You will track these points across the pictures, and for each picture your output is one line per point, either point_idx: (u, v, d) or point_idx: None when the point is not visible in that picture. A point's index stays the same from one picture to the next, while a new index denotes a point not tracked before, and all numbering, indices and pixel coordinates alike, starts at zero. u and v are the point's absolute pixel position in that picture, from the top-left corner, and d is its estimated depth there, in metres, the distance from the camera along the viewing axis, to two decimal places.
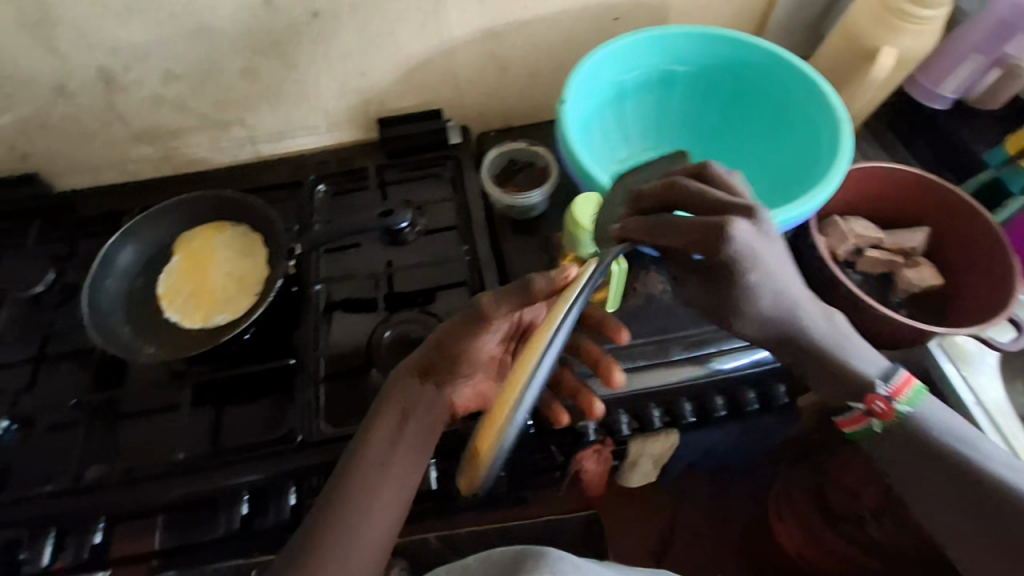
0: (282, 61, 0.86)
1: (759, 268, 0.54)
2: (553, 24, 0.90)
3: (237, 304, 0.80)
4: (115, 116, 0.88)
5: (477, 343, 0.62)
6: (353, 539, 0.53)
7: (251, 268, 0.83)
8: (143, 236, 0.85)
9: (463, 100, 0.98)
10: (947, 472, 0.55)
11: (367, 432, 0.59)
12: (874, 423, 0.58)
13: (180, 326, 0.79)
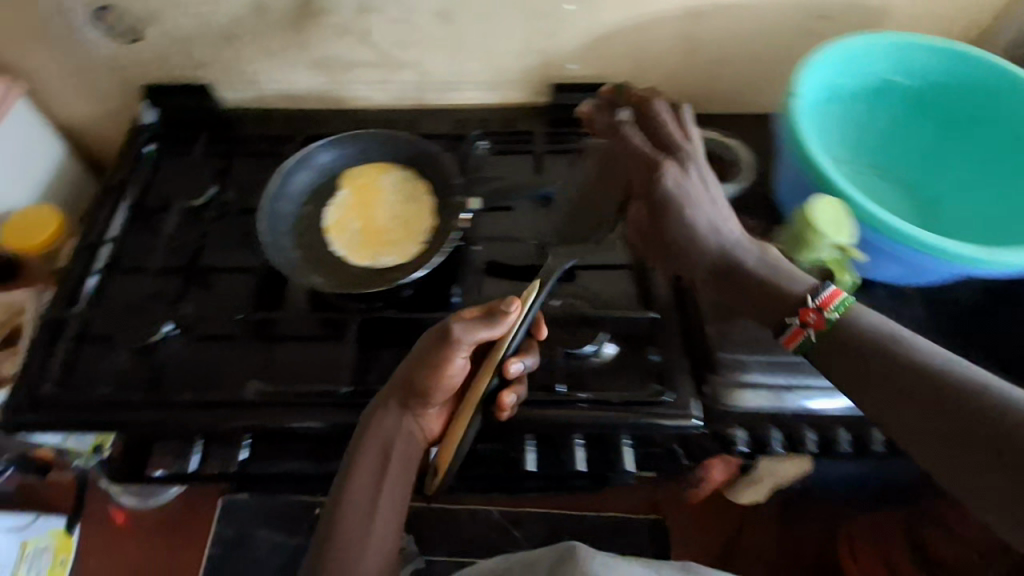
0: (478, 9, 0.82)
1: (692, 201, 0.62)
2: (765, 12, 0.83)
3: (405, 248, 0.79)
4: (299, 40, 0.86)
5: (436, 371, 0.60)
6: (351, 568, 0.52)
7: (419, 212, 0.82)
8: (315, 164, 0.84)
9: (641, 79, 0.92)
10: (869, 371, 0.49)
11: (349, 467, 0.58)
12: (809, 336, 0.53)
13: (347, 261, 0.78)
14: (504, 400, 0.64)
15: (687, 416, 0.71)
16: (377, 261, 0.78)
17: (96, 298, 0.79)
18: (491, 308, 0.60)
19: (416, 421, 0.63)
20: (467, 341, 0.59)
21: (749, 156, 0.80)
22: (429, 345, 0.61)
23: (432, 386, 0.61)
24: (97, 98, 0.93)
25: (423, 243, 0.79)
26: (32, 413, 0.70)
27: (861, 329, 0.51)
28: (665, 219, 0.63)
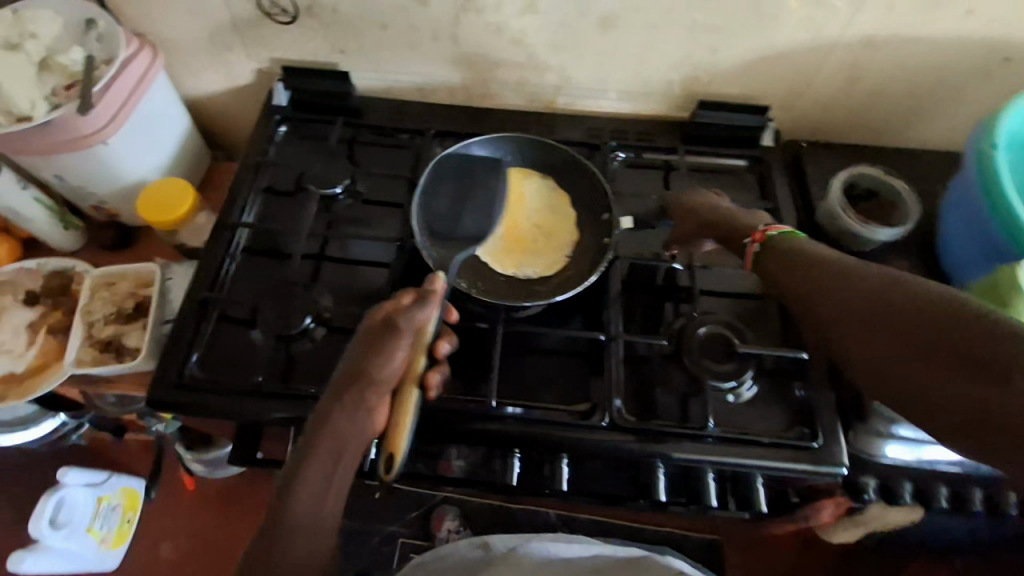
0: (643, 19, 0.79)
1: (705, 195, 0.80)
2: (941, 48, 0.79)
3: (549, 259, 0.80)
4: (450, 34, 0.83)
5: (386, 362, 0.59)
6: (301, 539, 0.56)
7: (562, 224, 0.83)
8: (457, 165, 0.85)
9: (787, 102, 0.89)
10: (819, 281, 0.59)
11: (301, 459, 0.58)
12: (758, 248, 0.68)
13: (490, 268, 0.79)
14: (427, 380, 0.65)
15: (832, 465, 0.70)
16: (521, 269, 0.79)
17: (234, 281, 0.80)
18: (424, 292, 0.62)
19: (367, 418, 0.60)
20: (411, 327, 0.60)
21: (915, 201, 0.77)
22: (373, 336, 0.60)
23: (382, 377, 0.59)
24: (231, 72, 0.92)
25: (565, 255, 0.81)
26: (181, 393, 0.71)
27: (826, 258, 0.61)
28: (682, 219, 0.78)
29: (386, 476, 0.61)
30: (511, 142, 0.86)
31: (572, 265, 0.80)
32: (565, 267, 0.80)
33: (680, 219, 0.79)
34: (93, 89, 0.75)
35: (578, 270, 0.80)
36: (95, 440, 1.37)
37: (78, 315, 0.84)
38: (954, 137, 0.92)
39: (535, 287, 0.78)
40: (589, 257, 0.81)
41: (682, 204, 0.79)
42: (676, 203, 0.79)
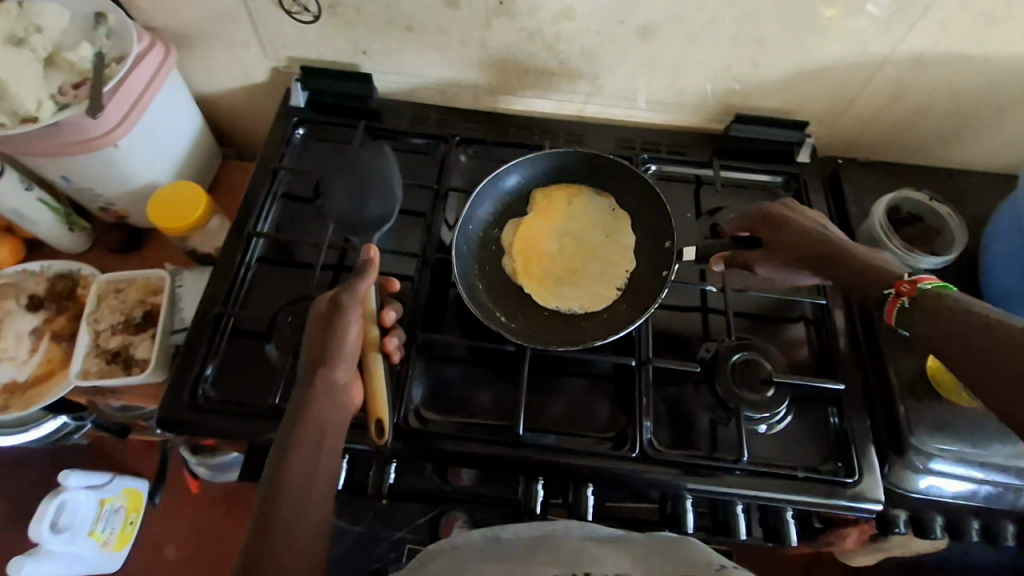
0: (684, 29, 0.76)
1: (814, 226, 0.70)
2: (991, 69, 0.76)
3: (596, 294, 0.77)
4: (480, 39, 0.80)
5: (343, 337, 0.61)
6: (297, 528, 0.50)
7: (613, 252, 0.79)
8: (498, 188, 0.82)
9: (824, 118, 0.87)
10: (982, 355, 0.49)
11: (285, 449, 0.55)
12: (906, 303, 0.57)
13: (531, 299, 0.76)
14: (387, 343, 0.68)
15: (867, 503, 0.67)
16: (563, 305, 0.76)
17: (252, 292, 0.78)
18: (362, 263, 0.65)
19: (342, 395, 0.60)
20: (357, 298, 0.63)
21: (957, 230, 0.78)
22: (327, 319, 0.63)
23: (344, 352, 0.61)
24: (246, 70, 0.88)
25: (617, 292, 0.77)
26: (192, 413, 0.68)
27: (963, 305, 0.53)
28: (778, 238, 0.71)
29: (379, 442, 0.65)
30: (563, 159, 0.83)
31: (624, 302, 0.76)
32: (614, 304, 0.76)
33: (770, 239, 0.72)
34: (104, 88, 0.71)
35: (629, 308, 0.76)
36: (96, 439, 1.34)
37: (85, 322, 0.81)
38: (994, 159, 0.89)
39: (579, 323, 0.75)
40: (644, 290, 0.77)
41: (781, 224, 0.71)
42: (770, 217, 0.72)
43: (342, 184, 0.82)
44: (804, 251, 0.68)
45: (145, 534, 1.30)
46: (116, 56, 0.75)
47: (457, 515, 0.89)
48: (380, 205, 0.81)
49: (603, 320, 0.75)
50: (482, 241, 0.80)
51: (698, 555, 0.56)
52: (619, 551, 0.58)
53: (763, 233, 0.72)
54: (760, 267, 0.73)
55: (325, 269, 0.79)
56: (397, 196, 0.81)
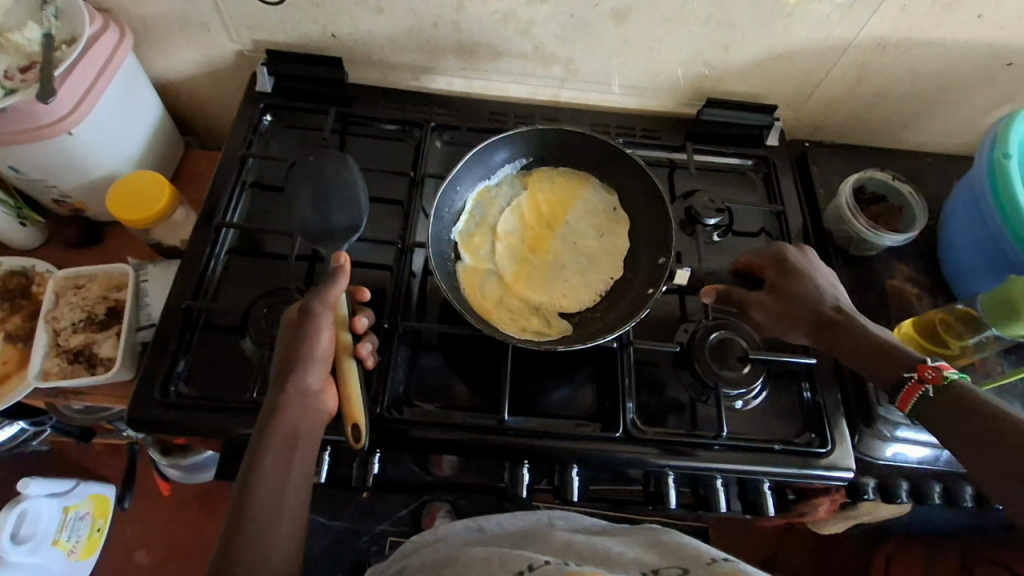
0: (656, 14, 0.76)
1: (823, 285, 0.71)
2: (948, 53, 0.79)
3: (574, 294, 0.74)
4: (452, 22, 0.78)
5: (314, 343, 0.60)
6: (263, 529, 0.53)
7: (598, 248, 0.77)
8: (496, 156, 0.79)
9: (792, 102, 0.89)
10: (990, 443, 0.53)
11: (257, 452, 0.56)
12: (928, 389, 0.58)
13: (503, 280, 0.74)
14: (359, 349, 0.64)
15: (839, 472, 0.70)
16: (532, 292, 0.74)
17: (223, 285, 0.75)
18: (332, 269, 0.62)
19: (315, 400, 0.60)
20: (327, 306, 0.61)
21: (916, 208, 0.82)
22: (297, 324, 0.61)
23: (314, 357, 0.59)
24: (208, 55, 0.85)
25: (590, 303, 0.74)
26: (163, 411, 0.66)
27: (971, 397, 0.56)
28: (787, 289, 0.71)
29: (357, 445, 0.62)
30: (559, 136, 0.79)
31: (599, 317, 0.73)
32: (587, 311, 0.74)
33: (783, 285, 0.72)
34: (55, 72, 0.67)
35: (603, 324, 0.73)
36: (56, 445, 1.28)
37: (43, 321, 0.77)
38: (947, 141, 0.93)
39: (549, 319, 0.72)
40: (620, 312, 0.73)
41: (796, 279, 0.72)
42: (783, 263, 0.73)
43: (304, 198, 0.78)
44: (813, 319, 0.69)
45: (114, 540, 1.25)
46: (66, 38, 0.71)
47: (440, 505, 0.92)
48: (346, 213, 0.77)
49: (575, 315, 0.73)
50: (466, 211, 0.77)
51: (688, 550, 0.54)
52: (612, 545, 0.59)
53: (773, 277, 0.73)
54: (756, 307, 0.73)
55: (300, 260, 0.77)
56: (363, 203, 0.78)
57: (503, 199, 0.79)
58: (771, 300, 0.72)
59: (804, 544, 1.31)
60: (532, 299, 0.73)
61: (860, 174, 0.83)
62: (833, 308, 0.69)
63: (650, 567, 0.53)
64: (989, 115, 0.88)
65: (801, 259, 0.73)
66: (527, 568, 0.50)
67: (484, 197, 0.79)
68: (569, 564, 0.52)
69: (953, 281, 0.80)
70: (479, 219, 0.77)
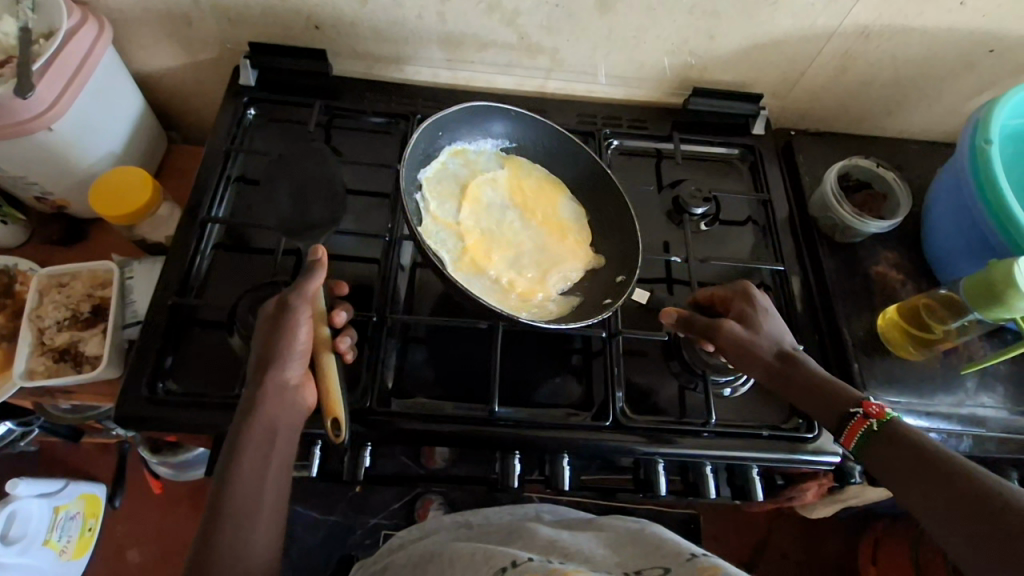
0: (641, 3, 0.76)
1: (784, 329, 0.67)
2: (931, 40, 0.80)
3: (534, 281, 0.73)
4: (437, 12, 0.78)
5: (292, 336, 0.59)
6: (250, 527, 0.53)
7: (563, 249, 0.76)
8: (482, 119, 0.78)
9: (777, 90, 0.89)
10: (930, 484, 0.50)
11: (236, 448, 0.55)
12: (873, 424, 0.56)
13: (464, 234, 0.72)
14: (339, 344, 0.65)
15: (825, 456, 0.71)
16: (489, 253, 0.73)
17: (209, 281, 0.75)
18: (309, 262, 0.61)
19: (294, 395, 0.59)
20: (305, 299, 0.60)
21: (901, 196, 0.83)
22: (275, 318, 0.60)
23: (293, 352, 0.59)
24: (190, 48, 0.84)
25: (546, 300, 0.73)
26: (149, 409, 0.65)
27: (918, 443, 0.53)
28: (754, 323, 0.66)
29: (336, 439, 0.62)
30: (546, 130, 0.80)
31: (557, 313, 0.72)
32: (545, 305, 0.72)
33: (749, 318, 0.66)
34: (30, 67, 0.67)
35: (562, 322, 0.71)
36: (46, 445, 1.27)
37: (27, 320, 0.76)
38: (931, 127, 0.94)
39: (508, 284, 0.71)
40: (580, 314, 0.72)
41: (763, 314, 0.66)
42: (751, 298, 0.68)
43: (281, 194, 0.77)
44: (772, 360, 0.64)
45: (106, 539, 1.25)
46: (43, 32, 0.70)
47: (433, 497, 0.93)
48: (325, 208, 0.76)
49: (537, 300, 0.72)
50: (439, 166, 0.76)
51: (670, 548, 0.54)
52: (595, 546, 0.59)
53: (740, 310, 0.67)
54: (722, 334, 0.66)
55: (287, 254, 0.77)
56: (344, 201, 0.78)
57: (482, 167, 0.78)
58: (740, 330, 0.65)
59: (795, 530, 1.33)
60: (488, 262, 0.72)
61: (843, 163, 0.84)
62: (789, 348, 0.65)
63: (631, 567, 0.53)
64: (972, 102, 0.89)
65: (765, 298, 0.68)
66: (511, 564, 0.50)
67: (462, 157, 0.78)
68: (553, 561, 0.52)
69: (936, 266, 0.81)
70: (452, 177, 0.76)
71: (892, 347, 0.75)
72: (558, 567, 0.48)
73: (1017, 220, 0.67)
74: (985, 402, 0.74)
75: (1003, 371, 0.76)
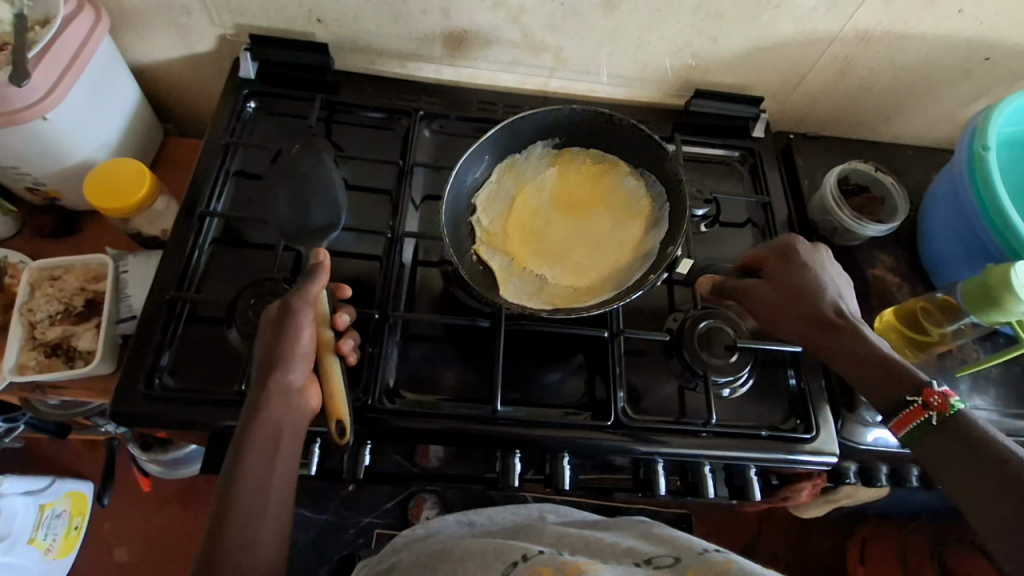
0: (646, 3, 0.76)
1: (831, 289, 0.68)
2: (929, 46, 0.81)
3: (574, 272, 0.72)
4: (440, 8, 0.77)
5: (295, 341, 0.59)
6: (258, 523, 0.53)
7: (609, 227, 0.75)
8: (526, 132, 0.76)
9: (777, 94, 0.90)
10: (990, 480, 0.52)
11: (240, 450, 0.55)
12: (932, 416, 0.56)
13: (511, 248, 0.73)
14: (342, 346, 0.63)
15: (823, 456, 0.71)
16: (533, 256, 0.73)
17: (208, 276, 0.74)
18: (312, 265, 0.61)
19: (298, 397, 0.59)
20: (307, 302, 0.59)
21: (898, 201, 0.84)
22: (277, 322, 0.59)
23: (295, 355, 0.58)
24: (188, 40, 0.82)
25: (587, 278, 0.72)
26: (145, 406, 0.64)
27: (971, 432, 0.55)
28: (795, 284, 0.68)
29: (340, 441, 0.61)
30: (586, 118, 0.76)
31: (594, 291, 0.71)
32: (584, 286, 0.71)
33: (786, 281, 0.69)
34: (27, 55, 0.65)
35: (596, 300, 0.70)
36: (31, 442, 1.25)
37: (17, 314, 0.74)
38: (926, 133, 0.96)
39: (547, 281, 0.71)
40: (614, 286, 0.71)
41: (800, 275, 0.69)
42: (791, 257, 0.70)
43: (280, 197, 0.77)
44: (808, 323, 0.67)
45: (93, 538, 1.22)
46: (40, 19, 0.69)
47: (427, 497, 0.93)
48: (323, 213, 0.76)
49: (576, 282, 0.71)
50: (487, 181, 0.77)
51: (681, 542, 0.55)
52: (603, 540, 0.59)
53: (780, 271, 0.70)
54: (756, 298, 0.70)
55: (287, 250, 0.76)
56: (341, 203, 0.77)
57: (531, 174, 0.78)
58: (774, 294, 0.69)
59: (784, 530, 1.34)
60: (534, 268, 0.72)
61: (844, 166, 0.85)
62: (835, 311, 0.67)
63: (642, 556, 0.53)
64: (966, 109, 0.91)
65: (809, 256, 0.70)
66: (522, 558, 0.50)
67: (511, 172, 0.78)
68: (562, 553, 0.53)
69: (933, 270, 0.83)
70: (500, 191, 0.77)
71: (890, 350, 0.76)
72: (570, 560, 0.49)
73: (1013, 224, 0.68)
74: (977, 403, 0.75)
75: (996, 374, 0.78)
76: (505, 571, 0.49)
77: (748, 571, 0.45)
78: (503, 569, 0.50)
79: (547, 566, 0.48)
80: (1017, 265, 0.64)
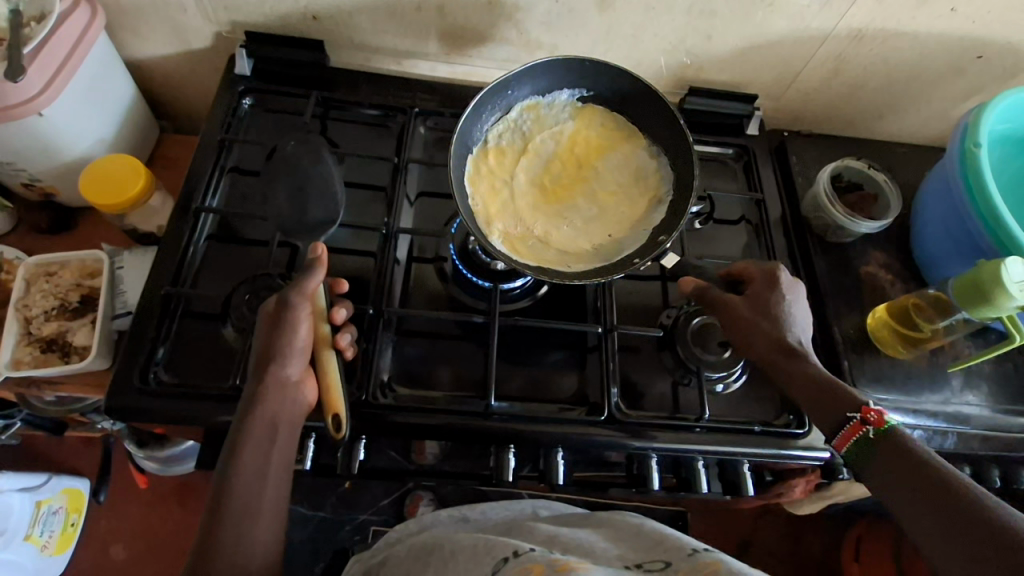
0: (641, 1, 0.76)
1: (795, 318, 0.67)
2: (922, 44, 0.81)
3: (566, 233, 0.73)
4: (435, 6, 0.78)
5: (293, 335, 0.59)
6: (250, 519, 0.53)
7: (611, 203, 0.75)
8: (552, 74, 0.75)
9: (771, 92, 0.90)
10: (929, 499, 0.49)
11: (235, 446, 0.55)
12: (869, 430, 0.55)
13: (513, 192, 0.74)
14: (340, 341, 0.64)
15: (816, 451, 0.72)
16: (531, 207, 0.74)
17: (204, 271, 0.74)
18: (310, 261, 0.61)
19: (295, 391, 0.59)
20: (305, 297, 0.60)
21: (891, 197, 0.84)
22: (275, 315, 0.60)
23: (293, 349, 0.59)
24: (181, 36, 0.82)
25: (577, 244, 0.72)
26: (139, 400, 0.64)
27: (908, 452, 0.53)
28: (766, 304, 0.68)
29: (338, 435, 0.61)
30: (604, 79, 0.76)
31: (579, 256, 0.71)
32: (571, 248, 0.71)
33: (761, 300, 0.68)
34: (23, 50, 0.65)
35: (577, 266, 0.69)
36: (27, 439, 1.25)
37: (12, 310, 0.74)
38: (919, 131, 0.96)
39: (541, 233, 0.72)
40: (595, 261, 0.70)
41: (775, 298, 0.68)
42: (769, 281, 0.69)
43: (279, 191, 0.76)
44: (773, 340, 0.65)
45: (89, 536, 1.22)
46: (36, 15, 0.69)
47: (422, 494, 0.93)
48: (324, 208, 0.76)
49: (567, 245, 0.71)
50: (507, 118, 0.77)
51: (671, 542, 0.55)
52: (595, 539, 0.59)
53: (755, 292, 0.69)
54: (727, 312, 0.69)
55: (282, 245, 0.76)
56: (340, 202, 0.77)
57: (551, 121, 0.78)
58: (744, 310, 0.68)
59: (780, 528, 1.35)
60: (530, 218, 0.73)
61: (838, 163, 0.85)
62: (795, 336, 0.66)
63: (632, 560, 0.53)
64: (958, 107, 0.91)
65: (789, 284, 0.70)
66: (512, 554, 0.51)
67: (534, 112, 0.78)
68: (552, 551, 0.53)
69: (925, 268, 0.83)
70: (518, 132, 0.77)
71: (881, 347, 0.77)
72: (560, 558, 0.49)
73: (1005, 220, 0.68)
74: (967, 399, 0.76)
75: (988, 373, 0.78)
76: (495, 568, 0.50)
77: (736, 572, 0.45)
78: (494, 564, 0.50)
79: (537, 564, 0.48)
80: (1011, 259, 0.64)
